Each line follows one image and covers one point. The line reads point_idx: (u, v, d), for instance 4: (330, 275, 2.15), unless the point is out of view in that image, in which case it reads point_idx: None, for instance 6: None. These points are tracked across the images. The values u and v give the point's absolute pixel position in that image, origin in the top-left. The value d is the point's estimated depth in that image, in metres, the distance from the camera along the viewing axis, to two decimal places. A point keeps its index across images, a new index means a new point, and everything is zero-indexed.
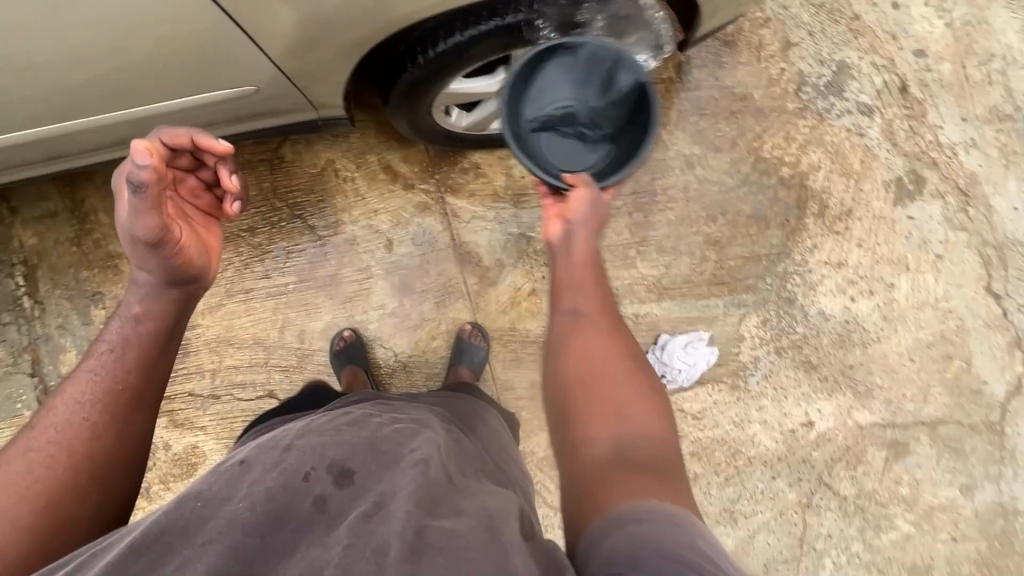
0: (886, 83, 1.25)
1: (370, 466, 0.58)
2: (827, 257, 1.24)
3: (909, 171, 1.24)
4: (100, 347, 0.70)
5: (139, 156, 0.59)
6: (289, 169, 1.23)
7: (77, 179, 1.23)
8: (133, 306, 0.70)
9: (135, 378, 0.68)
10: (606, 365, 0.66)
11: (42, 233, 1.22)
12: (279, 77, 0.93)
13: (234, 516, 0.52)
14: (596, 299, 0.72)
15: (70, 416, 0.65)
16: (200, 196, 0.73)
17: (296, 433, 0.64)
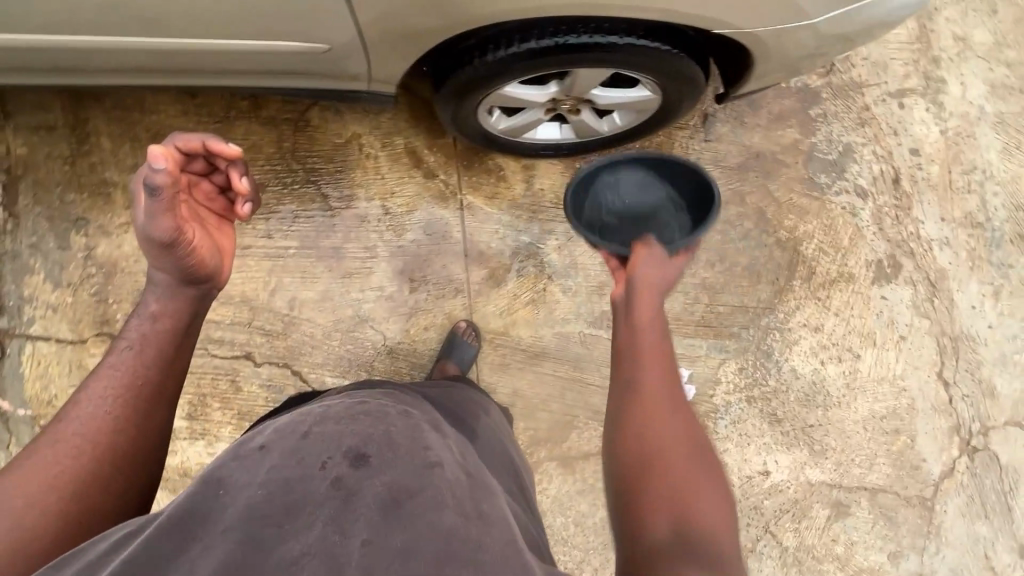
0: (882, 172, 1.36)
1: (388, 457, 0.57)
2: (806, 320, 1.32)
3: (889, 255, 1.35)
4: (120, 341, 0.69)
5: (156, 161, 0.61)
6: (313, 134, 1.21)
7: (85, 97, 1.17)
8: (150, 302, 0.70)
9: (154, 372, 0.67)
10: (672, 440, 0.65)
11: (34, 145, 1.15)
12: (338, 43, 0.93)
13: (253, 502, 0.52)
14: (662, 369, 0.70)
15: (94, 408, 0.64)
16: (215, 201, 0.73)
17: (310, 415, 0.62)
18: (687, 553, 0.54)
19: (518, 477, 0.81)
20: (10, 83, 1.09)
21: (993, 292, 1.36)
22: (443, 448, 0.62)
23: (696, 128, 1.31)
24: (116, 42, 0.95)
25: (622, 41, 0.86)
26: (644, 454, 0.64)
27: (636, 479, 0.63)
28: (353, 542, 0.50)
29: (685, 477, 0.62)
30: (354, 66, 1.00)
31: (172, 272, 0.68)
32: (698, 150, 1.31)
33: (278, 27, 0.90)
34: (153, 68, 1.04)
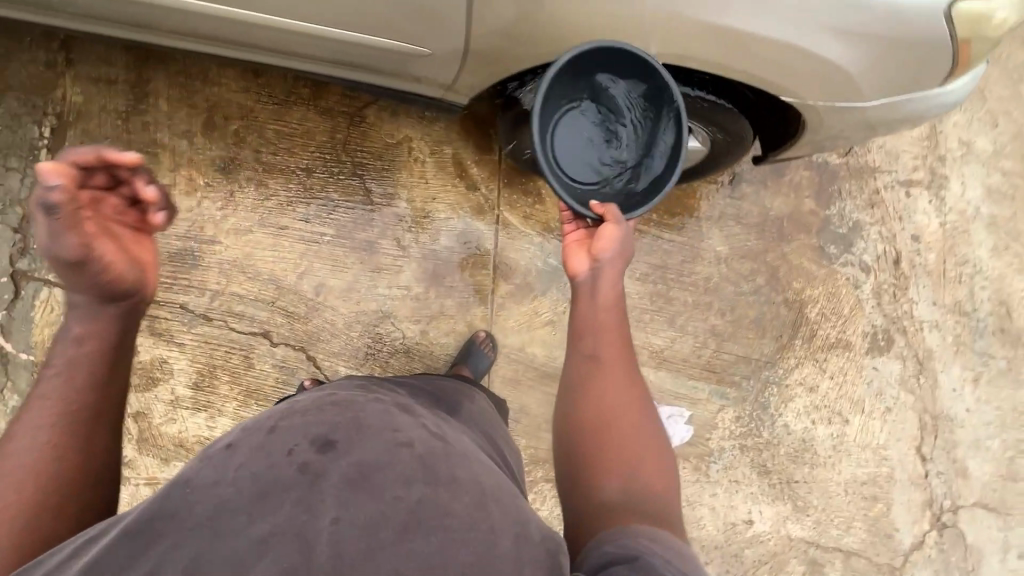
0: (885, 252, 1.46)
1: (351, 436, 0.60)
2: (803, 379, 1.39)
3: (884, 330, 1.43)
4: (48, 370, 0.64)
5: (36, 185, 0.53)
6: (366, 130, 1.25)
7: (150, 57, 1.19)
8: (73, 327, 0.65)
9: (87, 397, 0.64)
10: (618, 408, 0.73)
11: (90, 96, 1.16)
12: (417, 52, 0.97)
13: (221, 498, 0.55)
14: (616, 345, 0.77)
15: (27, 441, 0.61)
16: (125, 213, 0.66)
17: (278, 410, 0.66)
18: (635, 511, 0.63)
19: (508, 451, 0.86)
20: (82, 31, 1.10)
21: (973, 378, 1.46)
22: (412, 427, 0.65)
23: (724, 183, 1.39)
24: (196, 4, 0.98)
25: (695, 92, 0.91)
26: (597, 438, 0.71)
27: (593, 458, 0.71)
28: (324, 520, 0.53)
29: (634, 445, 0.71)
30: (427, 69, 1.02)
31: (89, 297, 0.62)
32: (723, 204, 1.39)
33: (366, 29, 0.94)
34: (225, 38, 1.06)
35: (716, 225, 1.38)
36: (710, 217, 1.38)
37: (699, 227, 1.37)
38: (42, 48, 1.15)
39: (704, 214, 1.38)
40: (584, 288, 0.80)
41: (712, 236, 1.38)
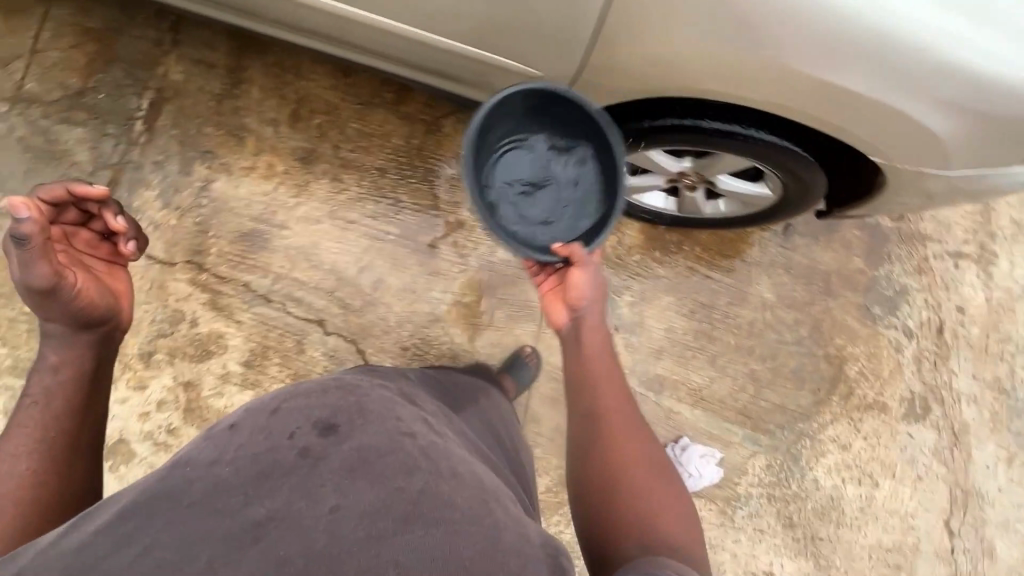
0: (928, 319, 1.47)
1: (354, 423, 0.61)
2: (837, 436, 1.38)
3: (921, 397, 1.43)
4: (25, 401, 0.70)
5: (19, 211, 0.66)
6: (441, 139, 1.29)
7: (249, 46, 1.25)
8: (49, 357, 0.72)
9: (65, 424, 0.69)
10: (624, 441, 0.75)
11: (190, 75, 1.21)
12: (518, 74, 0.98)
13: (221, 481, 0.55)
14: (616, 384, 0.80)
15: (8, 469, 0.65)
16: (98, 246, 0.77)
17: (285, 391, 0.66)
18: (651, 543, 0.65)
19: (514, 455, 0.87)
20: (197, 13, 1.16)
21: (1008, 457, 1.44)
22: (413, 420, 0.66)
23: (777, 232, 1.42)
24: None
25: (784, 143, 0.93)
26: (600, 472, 0.74)
27: (604, 489, 0.72)
28: (322, 507, 0.53)
29: (638, 476, 0.72)
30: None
31: (66, 316, 0.71)
32: (774, 252, 1.41)
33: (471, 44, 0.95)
34: (327, 31, 1.09)
35: (765, 272, 1.40)
36: (761, 263, 1.40)
37: (749, 272, 1.40)
38: (151, 26, 1.21)
39: (754, 259, 1.40)
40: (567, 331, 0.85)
41: (760, 282, 1.40)
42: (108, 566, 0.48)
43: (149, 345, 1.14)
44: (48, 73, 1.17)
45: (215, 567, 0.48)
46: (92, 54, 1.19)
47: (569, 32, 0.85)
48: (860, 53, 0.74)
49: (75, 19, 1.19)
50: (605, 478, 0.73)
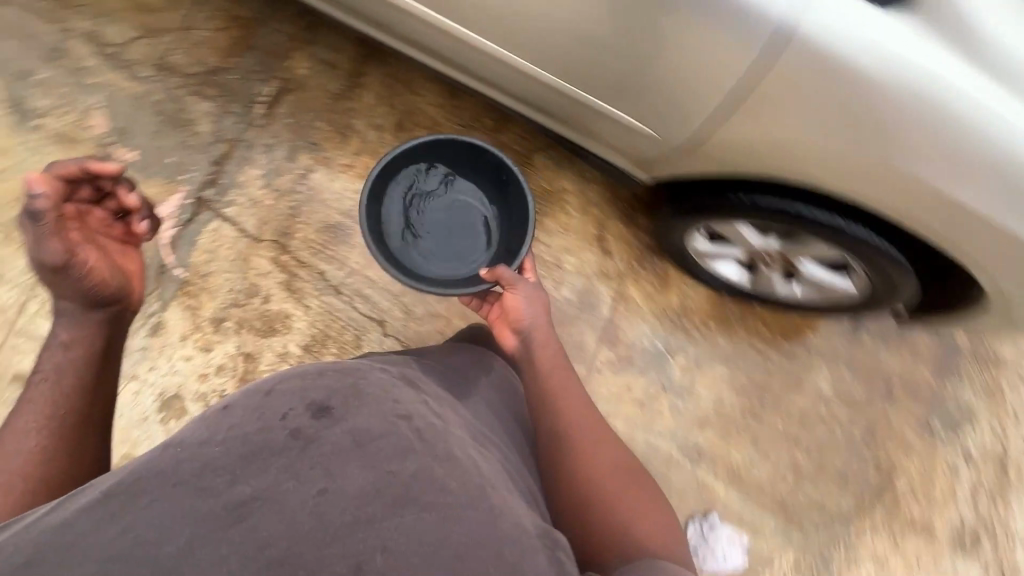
0: (994, 451, 1.37)
1: (349, 405, 0.61)
2: (874, 550, 1.31)
3: (973, 530, 1.34)
4: (37, 377, 0.73)
5: (35, 186, 0.72)
6: (529, 171, 1.33)
7: (372, 55, 1.32)
8: (60, 334, 0.75)
9: (76, 402, 0.72)
10: (596, 452, 0.82)
11: (314, 72, 1.30)
12: (631, 127, 0.99)
13: (209, 459, 0.56)
14: (581, 399, 0.87)
15: (17, 444, 0.68)
16: (112, 225, 0.82)
17: (286, 372, 0.66)
18: (636, 542, 0.70)
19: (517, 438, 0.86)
20: (325, 11, 1.23)
21: None
22: (412, 401, 0.65)
23: (845, 325, 1.38)
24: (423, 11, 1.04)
25: (879, 242, 0.92)
26: (575, 484, 0.78)
27: (584, 497, 0.77)
28: (310, 490, 0.54)
29: (610, 478, 0.79)
30: (622, 137, 1.03)
31: (77, 295, 0.75)
32: (839, 345, 1.37)
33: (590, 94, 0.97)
34: (437, 48, 1.13)
35: (826, 363, 1.36)
36: (822, 353, 1.37)
37: (809, 359, 1.36)
38: (290, 22, 1.30)
39: (817, 348, 1.37)
40: (521, 352, 0.92)
41: (819, 373, 1.36)
42: (92, 540, 0.50)
43: (221, 312, 1.19)
44: (193, 47, 1.26)
45: (194, 548, 0.50)
46: (234, 37, 1.28)
47: (687, 100, 0.84)
48: (965, 167, 0.74)
49: (227, 2, 1.29)
50: (583, 489, 0.78)
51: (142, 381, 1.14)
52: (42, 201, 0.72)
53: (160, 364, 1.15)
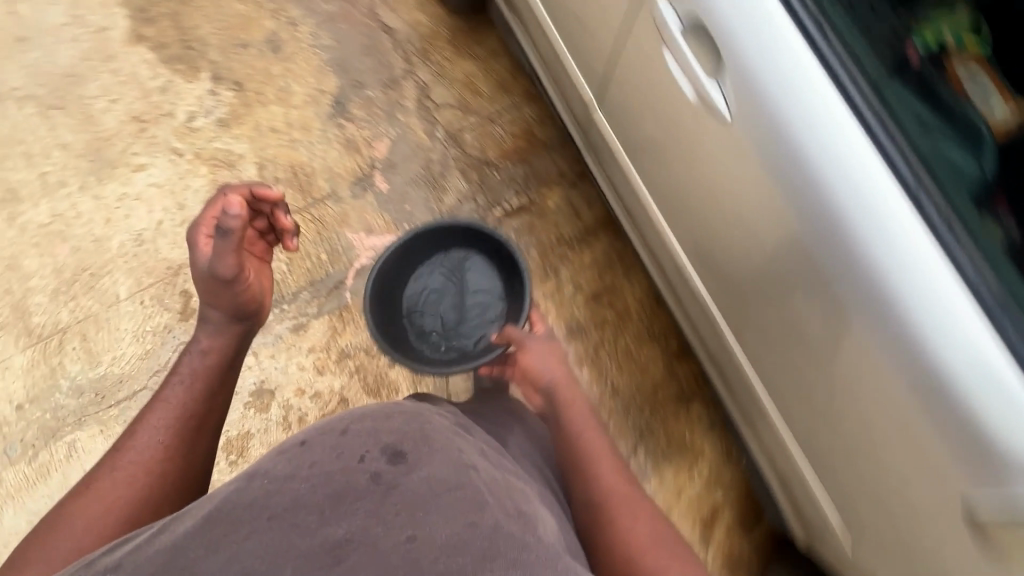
0: None
1: (422, 451, 0.59)
2: None
3: None
4: (173, 379, 0.85)
5: (234, 209, 0.80)
6: (681, 411, 1.25)
7: (613, 224, 1.36)
8: (201, 341, 0.89)
9: (200, 404, 0.84)
10: (648, 535, 0.71)
11: (559, 209, 1.36)
12: (819, 492, 0.94)
13: (298, 495, 0.54)
14: (625, 482, 0.77)
15: (150, 438, 0.78)
16: (257, 242, 0.95)
17: (358, 412, 0.65)
18: None
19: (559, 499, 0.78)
20: (588, 161, 1.32)
21: None
22: (475, 455, 0.64)
23: None
24: (658, 217, 1.09)
25: None
26: (598, 532, 0.72)
27: None
28: (399, 535, 0.51)
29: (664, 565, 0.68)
30: (802, 488, 0.99)
31: (232, 307, 0.89)
32: None
33: (801, 438, 0.93)
34: (655, 247, 1.17)
35: None
36: None
37: None
38: (568, 162, 1.39)
39: None
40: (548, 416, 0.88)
41: None
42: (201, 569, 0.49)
43: (350, 349, 1.22)
44: (484, 136, 1.39)
45: None
46: (518, 147, 1.39)
47: (900, 540, 0.77)
48: None
49: (532, 119, 1.41)
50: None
51: (257, 361, 1.20)
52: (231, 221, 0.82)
53: (279, 358, 1.20)
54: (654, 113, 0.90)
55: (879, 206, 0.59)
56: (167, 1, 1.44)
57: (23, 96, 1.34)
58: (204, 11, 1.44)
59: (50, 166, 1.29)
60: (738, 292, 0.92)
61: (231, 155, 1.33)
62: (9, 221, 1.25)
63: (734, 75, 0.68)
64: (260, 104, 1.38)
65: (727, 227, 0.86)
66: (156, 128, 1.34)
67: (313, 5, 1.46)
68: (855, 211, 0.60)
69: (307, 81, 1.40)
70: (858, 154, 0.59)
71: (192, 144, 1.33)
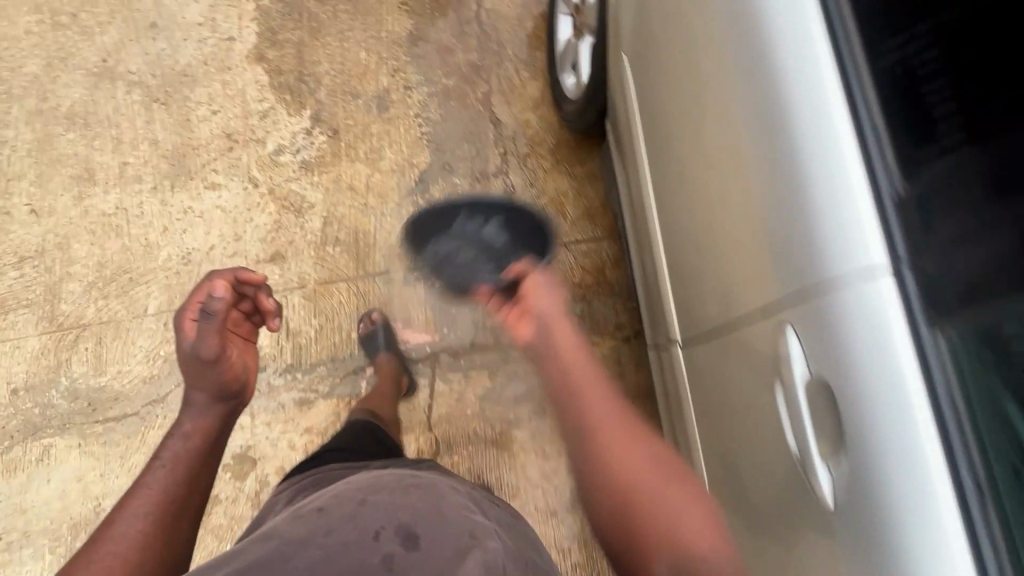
0: None
1: (434, 530, 0.56)
2: None
3: None
4: (158, 462, 0.78)
5: (219, 291, 0.80)
6: None
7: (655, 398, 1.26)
8: (185, 423, 0.81)
9: (181, 486, 0.75)
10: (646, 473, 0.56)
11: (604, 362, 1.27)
12: None
13: (308, 564, 0.53)
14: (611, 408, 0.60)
15: (127, 527, 0.70)
16: (242, 325, 0.90)
17: (373, 487, 0.63)
18: None
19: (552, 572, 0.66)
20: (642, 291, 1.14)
21: None
22: (488, 533, 0.59)
23: None
24: (688, 407, 0.89)
25: None
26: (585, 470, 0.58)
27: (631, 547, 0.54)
28: None
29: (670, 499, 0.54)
30: None
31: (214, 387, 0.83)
32: None
33: None
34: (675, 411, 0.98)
35: None
36: None
37: None
38: (629, 315, 1.30)
39: None
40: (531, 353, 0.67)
41: None
42: None
43: None
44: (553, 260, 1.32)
45: None
46: (583, 283, 1.31)
47: None
48: None
49: (607, 258, 1.34)
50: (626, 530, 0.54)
51: (251, 424, 1.16)
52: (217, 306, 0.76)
53: (273, 430, 1.15)
54: (718, 309, 0.71)
55: (919, 474, 0.42)
56: (299, 31, 1.46)
57: (135, 82, 1.36)
58: (329, 50, 1.44)
59: (134, 158, 1.30)
60: (740, 494, 0.70)
61: (302, 202, 1.31)
62: (76, 200, 1.26)
63: (810, 333, 0.51)
64: (348, 158, 1.35)
65: (750, 466, 0.67)
66: (243, 151, 1.33)
67: (432, 75, 1.45)
68: (878, 436, 0.44)
69: (400, 149, 1.37)
70: (921, 434, 0.43)
71: (270, 178, 1.32)
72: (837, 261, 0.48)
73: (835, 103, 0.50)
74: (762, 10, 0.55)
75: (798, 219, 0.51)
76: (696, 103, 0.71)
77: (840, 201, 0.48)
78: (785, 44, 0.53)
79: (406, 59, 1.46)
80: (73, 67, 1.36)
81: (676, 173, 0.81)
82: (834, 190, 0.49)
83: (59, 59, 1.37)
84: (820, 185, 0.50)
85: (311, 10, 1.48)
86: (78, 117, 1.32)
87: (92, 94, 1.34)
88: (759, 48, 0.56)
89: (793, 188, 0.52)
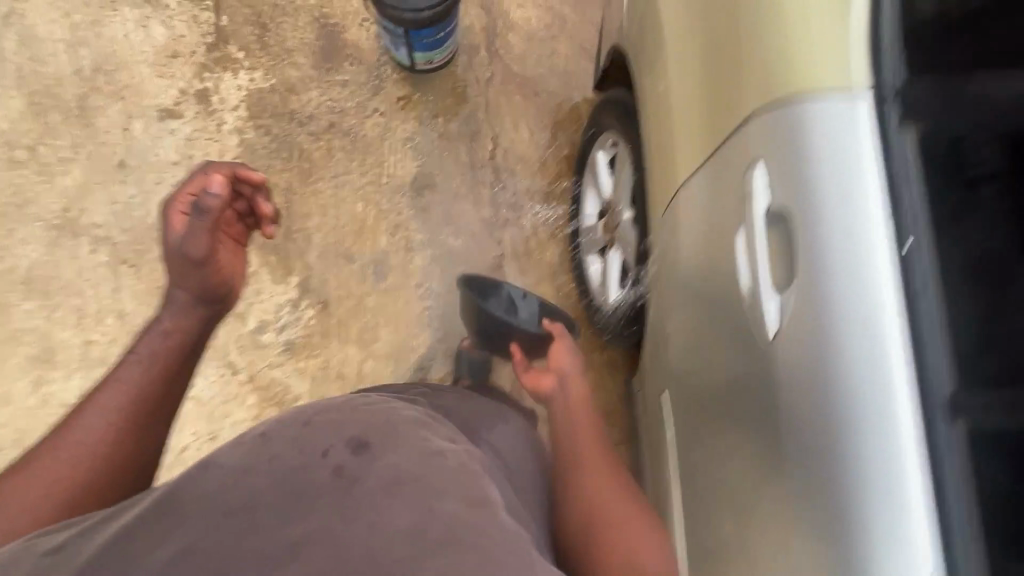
0: None
1: (388, 441, 0.54)
2: None
3: None
4: (128, 358, 0.80)
5: (214, 187, 0.78)
6: None
7: None
8: (163, 323, 0.84)
9: (153, 393, 0.79)
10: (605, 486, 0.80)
11: None
12: None
13: (255, 486, 0.49)
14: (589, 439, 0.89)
15: (98, 420, 0.74)
16: (234, 225, 0.90)
17: (318, 406, 0.59)
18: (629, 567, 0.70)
19: (529, 493, 0.74)
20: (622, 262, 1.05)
21: None
22: (445, 443, 0.58)
23: None
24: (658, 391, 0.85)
25: None
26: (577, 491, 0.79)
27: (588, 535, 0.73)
28: (359, 526, 0.46)
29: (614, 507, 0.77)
30: None
31: (195, 287, 0.84)
32: None
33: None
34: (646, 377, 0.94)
35: None
36: None
37: None
38: None
39: None
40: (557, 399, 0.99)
41: None
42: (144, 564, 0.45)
43: None
44: None
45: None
46: None
47: None
48: None
49: None
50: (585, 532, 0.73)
51: None
52: (210, 201, 0.79)
53: None
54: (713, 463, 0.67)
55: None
56: (288, 173, 1.27)
57: (101, 238, 1.20)
58: (321, 200, 1.27)
59: (98, 335, 1.16)
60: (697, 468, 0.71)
61: (286, 393, 1.17)
62: (34, 387, 1.13)
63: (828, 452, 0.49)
64: (339, 338, 1.20)
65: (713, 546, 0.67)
66: (220, 329, 1.19)
67: (438, 233, 1.28)
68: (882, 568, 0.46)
69: (398, 327, 1.22)
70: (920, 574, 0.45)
71: (251, 363, 1.18)
72: (877, 505, 0.47)
73: (891, 347, 0.48)
74: (820, 208, 0.50)
75: (837, 449, 0.49)
76: (720, 228, 0.64)
77: (892, 441, 0.47)
78: (849, 282, 0.49)
79: (408, 212, 1.28)
80: (30, 218, 1.20)
81: (685, 286, 0.74)
82: (887, 453, 0.47)
83: (14, 208, 1.20)
84: (870, 432, 0.47)
85: (304, 146, 1.29)
86: (37, 283, 1.17)
87: (53, 254, 1.19)
88: (820, 243, 0.50)
89: (831, 431, 0.49)
